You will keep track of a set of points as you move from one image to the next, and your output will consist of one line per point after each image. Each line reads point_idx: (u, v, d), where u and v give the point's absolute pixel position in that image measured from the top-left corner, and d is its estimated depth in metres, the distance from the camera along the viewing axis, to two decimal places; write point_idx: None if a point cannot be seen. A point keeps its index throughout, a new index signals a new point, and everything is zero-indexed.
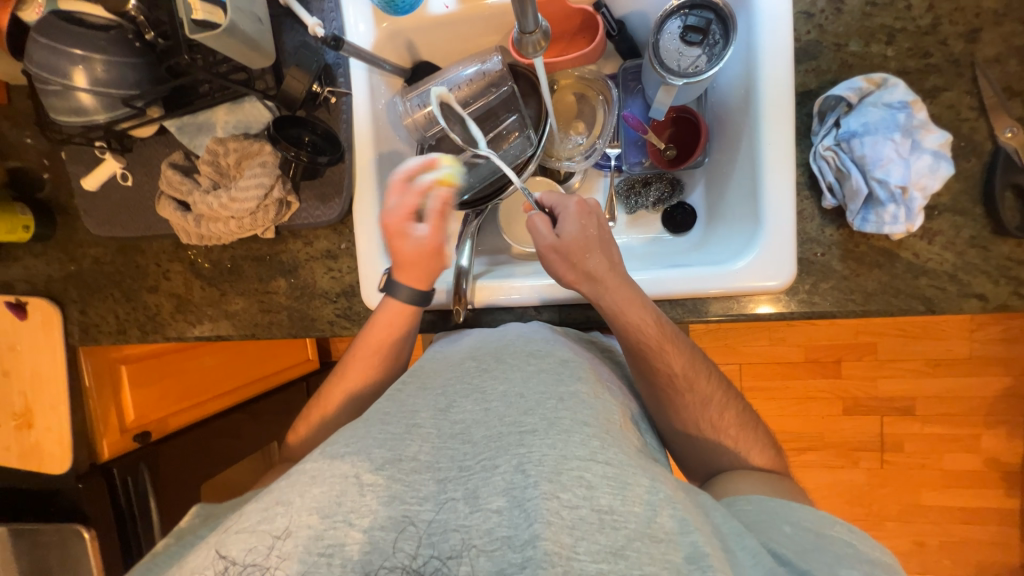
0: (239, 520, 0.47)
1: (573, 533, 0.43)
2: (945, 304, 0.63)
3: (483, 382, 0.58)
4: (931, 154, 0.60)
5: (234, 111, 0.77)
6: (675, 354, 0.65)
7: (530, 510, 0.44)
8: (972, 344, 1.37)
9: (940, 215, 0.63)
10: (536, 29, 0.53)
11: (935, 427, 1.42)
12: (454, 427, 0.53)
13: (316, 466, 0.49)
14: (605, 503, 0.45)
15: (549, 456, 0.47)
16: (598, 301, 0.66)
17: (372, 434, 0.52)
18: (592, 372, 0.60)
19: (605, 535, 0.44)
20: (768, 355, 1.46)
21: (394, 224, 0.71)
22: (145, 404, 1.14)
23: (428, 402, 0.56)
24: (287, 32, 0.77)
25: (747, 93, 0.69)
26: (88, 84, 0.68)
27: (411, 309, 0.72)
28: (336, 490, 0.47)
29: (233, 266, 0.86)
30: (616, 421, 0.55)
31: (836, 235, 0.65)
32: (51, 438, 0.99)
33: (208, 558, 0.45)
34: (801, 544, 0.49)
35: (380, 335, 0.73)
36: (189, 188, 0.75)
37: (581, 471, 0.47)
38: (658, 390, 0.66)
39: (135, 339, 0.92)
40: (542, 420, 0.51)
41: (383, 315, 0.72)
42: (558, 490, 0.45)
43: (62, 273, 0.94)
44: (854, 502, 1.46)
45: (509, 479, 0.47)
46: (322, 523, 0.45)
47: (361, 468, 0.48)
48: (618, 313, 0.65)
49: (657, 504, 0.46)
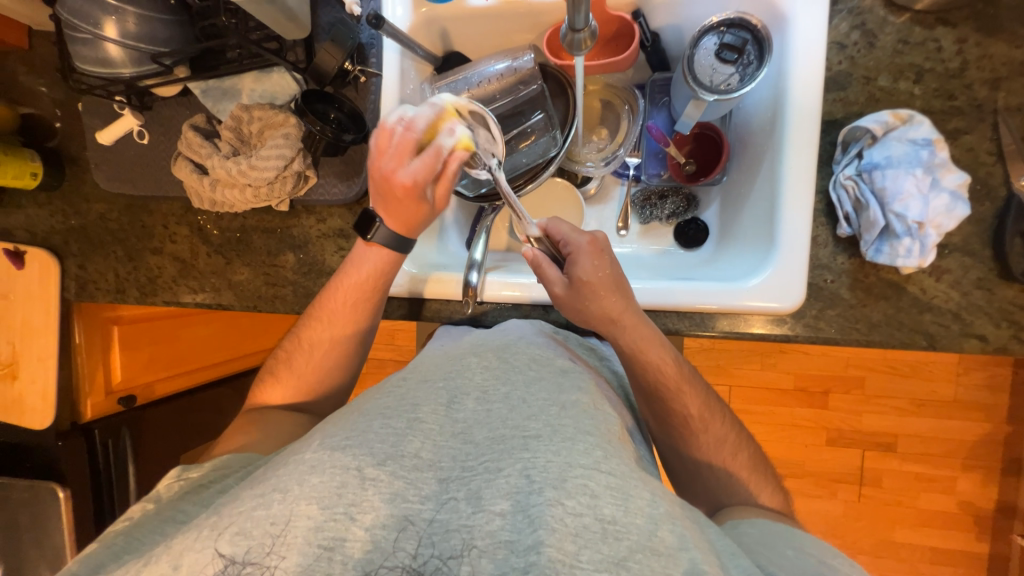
0: (243, 499, 0.47)
1: (576, 540, 0.43)
2: (947, 341, 0.64)
3: (486, 381, 0.58)
4: (948, 194, 0.61)
5: (262, 80, 0.76)
6: (686, 395, 0.66)
7: (534, 516, 0.44)
8: (957, 388, 1.40)
9: (950, 254, 0.64)
10: (586, 27, 0.54)
11: (914, 465, 1.44)
12: (456, 426, 0.53)
13: (317, 456, 0.48)
14: (608, 512, 0.45)
15: (554, 463, 0.47)
16: (616, 341, 0.68)
17: (374, 429, 0.51)
18: (596, 385, 0.60)
19: (608, 546, 0.43)
20: (759, 380, 1.47)
21: (400, 186, 0.64)
22: (133, 367, 1.12)
23: (430, 396, 0.56)
24: (323, 6, 0.77)
25: (774, 116, 0.70)
26: (117, 36, 0.68)
27: (392, 253, 0.71)
28: (336, 481, 0.47)
29: (242, 236, 0.85)
30: (617, 430, 0.54)
31: (847, 264, 0.66)
32: (34, 391, 0.97)
33: (207, 557, 0.44)
34: (802, 566, 0.49)
35: (361, 276, 0.72)
36: (209, 152, 0.74)
37: (585, 479, 0.46)
38: (669, 427, 0.68)
39: (132, 300, 0.91)
40: (546, 426, 0.51)
41: (367, 257, 0.72)
42: (563, 497, 0.45)
43: (64, 225, 0.93)
44: (829, 533, 1.48)
45: (515, 483, 0.47)
46: (322, 515, 0.45)
47: (365, 462, 0.48)
48: (638, 353, 0.67)
49: (657, 517, 0.45)
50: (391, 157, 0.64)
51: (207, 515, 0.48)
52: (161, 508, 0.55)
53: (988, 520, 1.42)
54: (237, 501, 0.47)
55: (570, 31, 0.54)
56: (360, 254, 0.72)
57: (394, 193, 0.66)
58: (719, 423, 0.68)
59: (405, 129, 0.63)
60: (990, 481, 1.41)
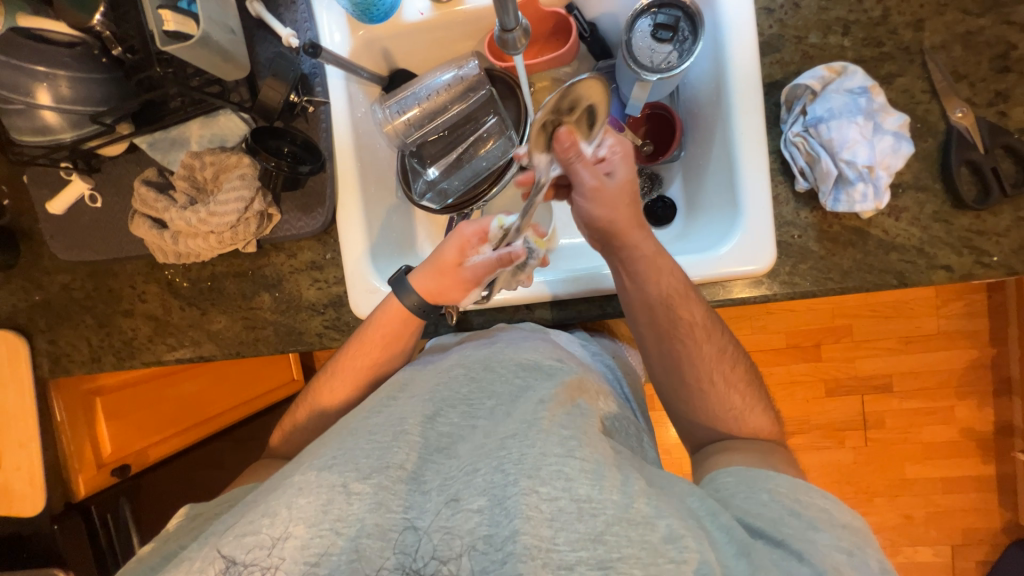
0: (236, 521, 0.48)
1: (552, 524, 0.44)
2: (915, 276, 0.66)
3: (473, 393, 0.57)
4: (892, 135, 0.63)
5: (210, 124, 0.75)
6: (677, 292, 0.64)
7: (510, 507, 0.45)
8: (938, 320, 1.44)
9: (904, 193, 0.67)
10: (517, 26, 0.54)
11: (911, 402, 1.48)
12: (442, 440, 0.53)
13: (304, 478, 0.49)
14: (584, 492, 0.46)
15: (528, 454, 0.48)
16: (632, 265, 0.65)
17: (359, 445, 0.51)
18: (583, 381, 0.59)
19: (584, 523, 0.44)
20: (752, 344, 1.50)
21: (459, 272, 0.68)
22: (122, 436, 1.09)
23: (416, 407, 0.55)
24: (260, 43, 0.76)
25: (718, 87, 0.72)
26: (53, 102, 0.66)
27: (414, 317, 0.70)
28: (322, 499, 0.47)
29: (213, 284, 0.84)
30: (595, 423, 0.53)
31: (810, 217, 0.68)
32: (21, 478, 0.94)
33: (210, 558, 0.46)
34: (776, 512, 0.49)
35: (376, 338, 0.70)
36: (165, 205, 0.73)
37: (560, 465, 0.47)
38: (665, 331, 0.65)
39: (111, 367, 0.88)
40: (522, 424, 0.51)
41: (383, 313, 0.70)
42: (537, 484, 0.46)
43: (28, 303, 0.90)
44: (842, 482, 1.51)
45: (490, 479, 0.47)
46: (308, 533, 0.46)
47: (349, 478, 0.48)
48: (655, 263, 0.64)
49: (632, 492, 0.46)
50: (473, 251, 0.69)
51: (197, 547, 0.49)
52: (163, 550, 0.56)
53: (990, 442, 1.47)
54: (232, 523, 0.48)
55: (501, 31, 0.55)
56: (379, 309, 0.70)
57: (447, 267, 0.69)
58: (690, 300, 0.64)
59: (494, 221, 0.69)
60: (983, 405, 1.46)
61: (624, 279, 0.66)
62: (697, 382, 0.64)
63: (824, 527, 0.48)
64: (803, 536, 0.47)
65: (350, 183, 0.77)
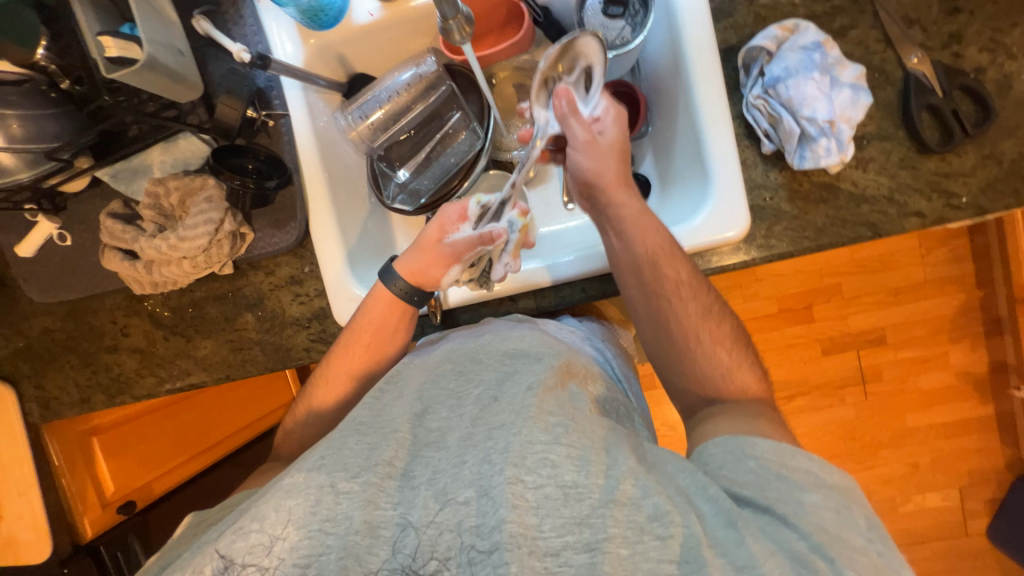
0: (230, 523, 0.49)
1: (538, 513, 0.45)
2: (889, 226, 0.67)
3: (461, 383, 0.58)
4: (850, 87, 0.64)
5: (170, 149, 0.74)
6: (663, 251, 0.64)
7: (496, 497, 0.45)
8: (924, 268, 1.46)
9: (870, 143, 0.67)
10: (459, 14, 0.53)
11: (906, 351, 1.49)
12: (430, 434, 0.53)
13: (292, 480, 0.49)
14: (569, 479, 0.47)
15: (514, 443, 0.48)
16: (618, 218, 0.67)
17: (349, 445, 0.52)
18: (570, 364, 0.59)
19: (570, 508, 0.45)
20: (744, 312, 1.51)
21: (439, 250, 0.67)
22: (124, 473, 1.08)
23: (405, 408, 0.56)
24: (212, 61, 0.75)
25: (675, 58, 0.72)
26: (3, 143, 0.64)
27: (401, 302, 0.70)
28: (310, 500, 0.48)
29: (196, 311, 0.83)
30: (587, 409, 0.53)
31: (780, 178, 0.68)
32: (25, 526, 0.93)
33: (207, 557, 0.46)
34: (765, 479, 0.49)
35: (368, 334, 0.70)
36: (133, 236, 0.72)
37: (546, 454, 0.47)
38: (653, 290, 0.65)
39: (101, 406, 0.88)
40: (511, 414, 0.51)
41: (374, 306, 0.69)
42: (522, 474, 0.46)
43: (10, 350, 0.89)
44: (847, 437, 1.53)
45: (476, 470, 0.48)
46: (298, 534, 0.47)
47: (337, 478, 0.49)
48: (638, 218, 0.66)
49: (618, 475, 0.46)
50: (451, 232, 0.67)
51: (191, 554, 0.49)
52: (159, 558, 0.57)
53: (986, 382, 1.49)
54: (228, 525, 0.49)
55: (442, 22, 0.54)
56: (369, 303, 0.69)
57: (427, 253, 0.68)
58: (674, 259, 0.65)
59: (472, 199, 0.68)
60: (976, 346, 1.48)
61: (613, 238, 0.67)
62: (687, 340, 0.65)
63: (810, 487, 0.48)
64: (792, 496, 0.47)
65: (319, 194, 0.77)
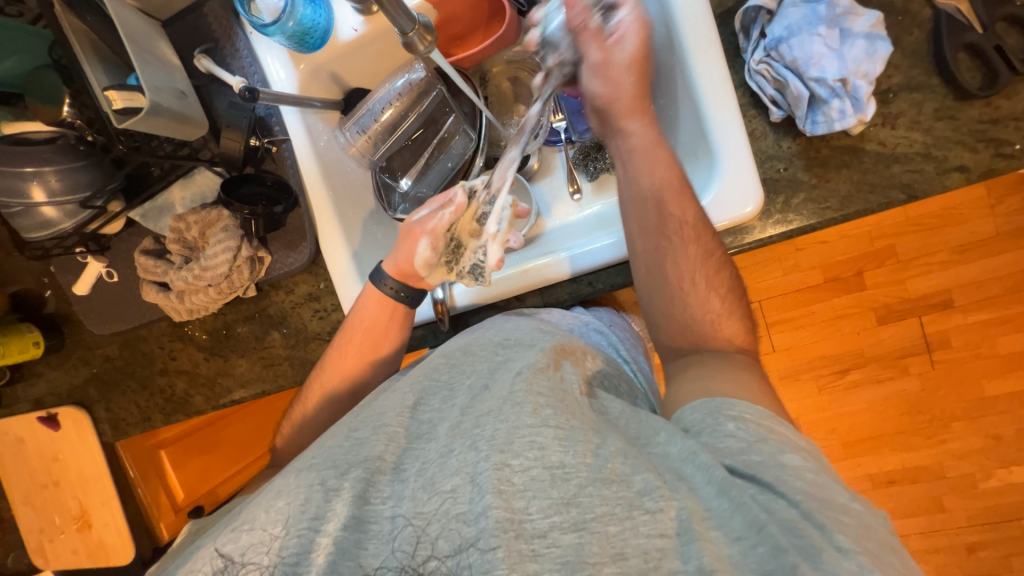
0: (227, 525, 0.50)
1: (525, 494, 0.44)
2: (926, 186, 0.59)
3: (452, 376, 0.59)
4: (864, 38, 0.58)
5: (188, 185, 0.80)
6: (671, 186, 0.62)
7: (482, 483, 0.45)
8: (996, 221, 1.30)
9: (897, 96, 0.60)
10: (415, 26, 0.51)
11: (979, 314, 1.35)
12: (421, 427, 0.55)
13: (285, 482, 0.51)
14: (556, 458, 0.46)
15: (500, 429, 0.48)
16: (625, 150, 0.65)
17: (338, 444, 0.54)
18: (563, 344, 0.59)
19: (557, 487, 0.44)
20: (785, 286, 1.40)
21: (410, 227, 0.71)
22: (188, 481, 1.25)
23: (396, 402, 0.57)
24: (217, 96, 0.78)
25: (667, 30, 0.67)
26: (47, 197, 0.72)
27: (391, 300, 0.71)
28: (301, 498, 0.49)
29: (228, 331, 0.89)
30: (576, 389, 0.53)
31: (793, 146, 0.63)
32: (110, 533, 1.05)
33: (208, 556, 0.47)
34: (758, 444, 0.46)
35: (364, 335, 0.72)
36: (164, 269, 0.78)
37: (533, 435, 0.47)
38: (657, 228, 0.62)
39: (160, 423, 0.96)
40: (497, 400, 0.51)
41: (367, 304, 0.72)
42: (510, 458, 0.46)
43: (81, 377, 0.97)
44: (913, 411, 1.41)
45: (464, 458, 0.48)
46: (289, 532, 0.47)
47: (327, 475, 0.50)
48: (649, 150, 0.64)
49: (607, 453, 0.45)
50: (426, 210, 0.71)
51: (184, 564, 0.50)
52: (165, 557, 0.59)
53: None
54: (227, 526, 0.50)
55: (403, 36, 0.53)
56: (361, 303, 0.72)
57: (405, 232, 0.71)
58: (682, 197, 0.62)
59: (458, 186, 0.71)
60: None
61: (622, 169, 0.65)
62: (681, 287, 0.61)
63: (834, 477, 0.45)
64: (782, 461, 0.45)
65: (326, 212, 0.79)
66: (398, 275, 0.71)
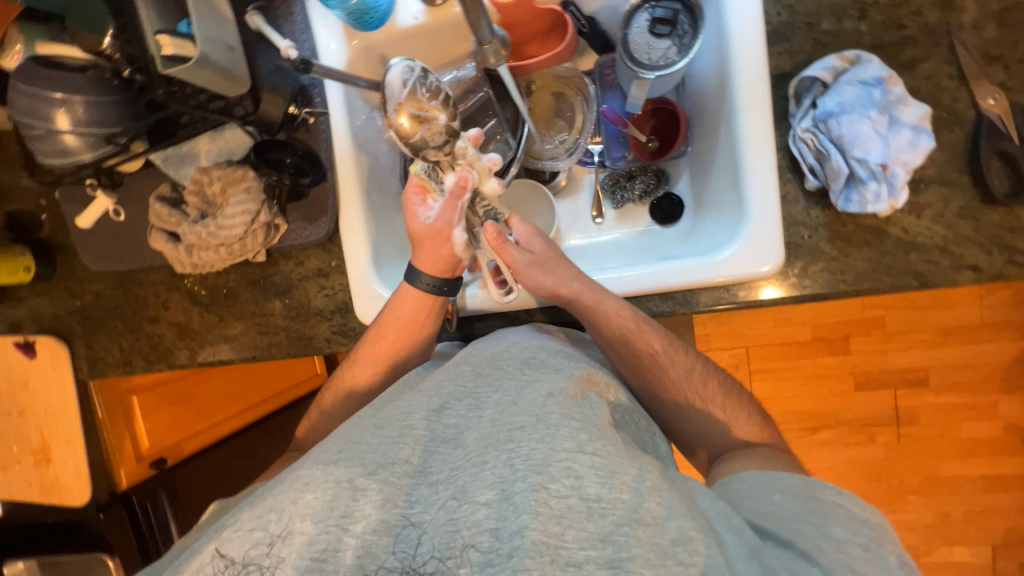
0: (251, 509, 0.52)
1: (561, 522, 0.45)
2: (938, 277, 0.62)
3: (480, 386, 0.58)
4: (910, 129, 0.60)
5: (217, 139, 0.78)
6: (632, 327, 0.65)
7: (519, 503, 0.46)
8: (982, 311, 1.36)
9: (927, 187, 0.62)
10: (494, 38, 0.54)
11: (948, 397, 1.40)
12: (447, 431, 0.55)
13: (311, 473, 0.52)
14: (592, 491, 0.47)
15: (538, 450, 0.49)
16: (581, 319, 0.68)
17: (366, 441, 0.54)
18: (592, 373, 0.59)
19: (593, 523, 0.46)
20: (775, 338, 1.44)
21: (427, 231, 0.69)
22: (158, 431, 1.19)
23: (422, 404, 0.57)
24: (261, 56, 0.76)
25: (723, 82, 0.68)
26: (71, 126, 0.70)
27: (431, 296, 0.71)
28: (328, 494, 0.50)
29: (229, 292, 0.87)
30: (605, 416, 0.53)
31: (822, 216, 0.65)
32: (69, 470, 1.02)
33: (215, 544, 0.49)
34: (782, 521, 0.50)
35: (397, 334, 0.72)
36: (178, 220, 0.76)
37: (569, 462, 0.48)
38: (637, 369, 0.67)
39: (140, 369, 0.93)
40: (529, 416, 0.52)
41: (406, 299, 0.71)
42: (546, 481, 0.47)
43: (66, 309, 0.95)
44: (872, 477, 1.44)
45: (499, 473, 0.49)
46: (315, 529, 0.48)
47: (356, 473, 0.51)
48: (596, 309, 0.66)
49: (643, 491, 0.47)
50: (420, 210, 0.70)
51: (207, 542, 0.52)
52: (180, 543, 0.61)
53: None
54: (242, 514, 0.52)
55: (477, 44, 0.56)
56: (398, 304, 0.71)
57: (427, 236, 0.69)
58: (650, 331, 0.66)
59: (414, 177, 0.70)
60: None
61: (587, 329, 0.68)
62: (670, 394, 0.67)
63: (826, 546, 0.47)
64: (821, 533, 0.49)
65: (351, 192, 0.78)
66: (435, 272, 0.70)
